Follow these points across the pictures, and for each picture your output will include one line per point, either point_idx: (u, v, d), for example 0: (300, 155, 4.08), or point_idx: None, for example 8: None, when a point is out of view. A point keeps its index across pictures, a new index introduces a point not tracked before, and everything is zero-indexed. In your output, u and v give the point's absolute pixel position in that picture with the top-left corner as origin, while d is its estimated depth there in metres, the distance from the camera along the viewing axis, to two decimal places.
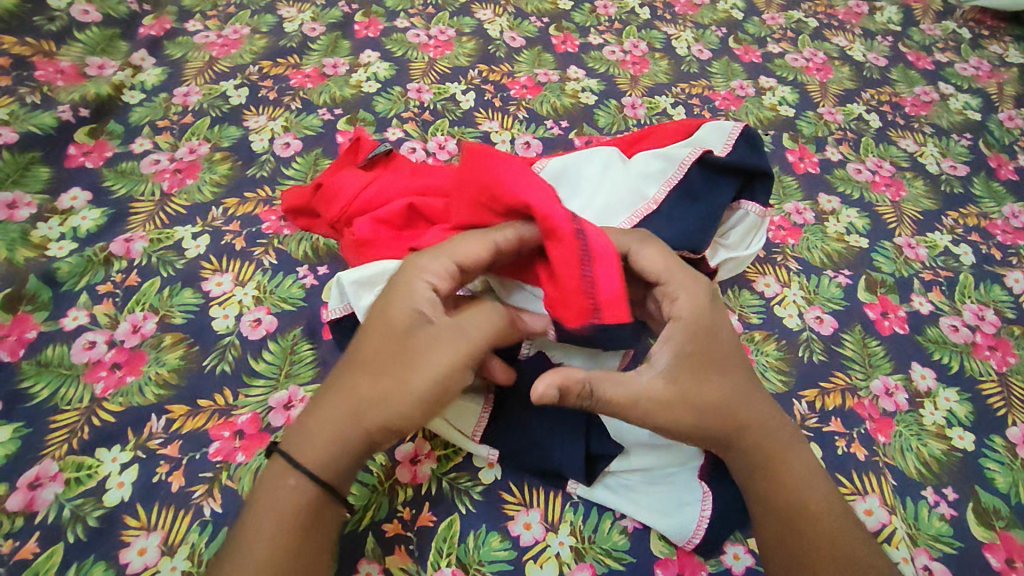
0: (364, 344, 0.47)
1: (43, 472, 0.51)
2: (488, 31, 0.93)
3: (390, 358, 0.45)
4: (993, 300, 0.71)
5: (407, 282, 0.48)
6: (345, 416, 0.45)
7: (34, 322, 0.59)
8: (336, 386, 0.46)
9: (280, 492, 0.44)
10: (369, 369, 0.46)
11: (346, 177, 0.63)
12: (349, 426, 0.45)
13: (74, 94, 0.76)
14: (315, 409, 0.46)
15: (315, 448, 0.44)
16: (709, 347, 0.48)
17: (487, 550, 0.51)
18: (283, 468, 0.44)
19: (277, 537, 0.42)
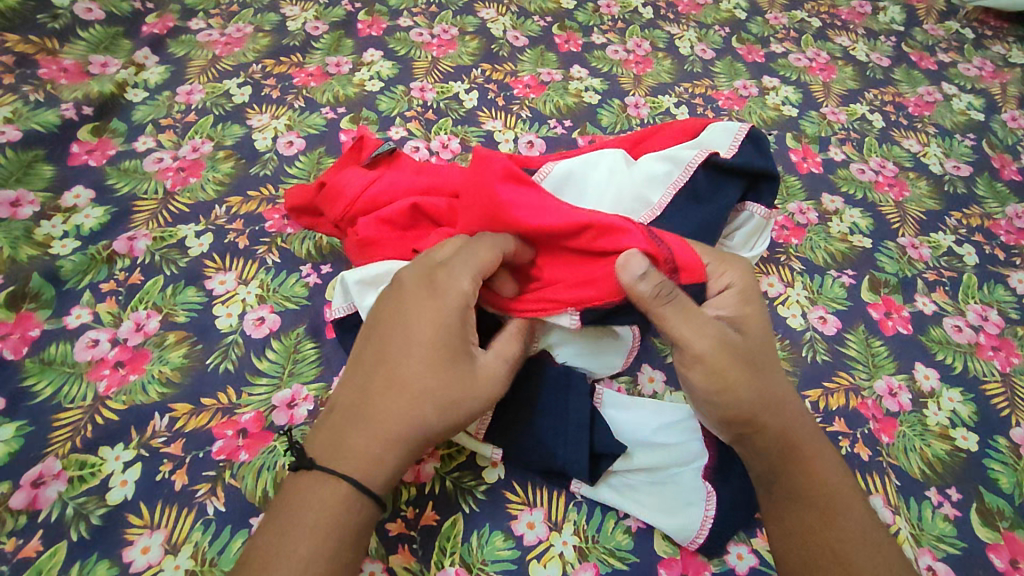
0: (412, 360, 0.46)
1: (46, 469, 0.51)
2: (491, 31, 0.93)
3: (445, 382, 0.46)
4: (996, 301, 0.71)
5: (451, 299, 0.47)
6: (394, 434, 0.45)
7: (37, 320, 0.59)
8: (386, 404, 0.46)
9: (339, 512, 0.44)
10: (423, 389, 0.45)
11: (348, 176, 0.62)
12: (406, 447, 0.46)
13: (78, 92, 0.76)
14: (368, 426, 0.46)
15: (374, 468, 0.45)
16: (751, 329, 0.52)
17: (491, 549, 0.51)
18: (346, 490, 0.44)
19: (332, 558, 0.42)
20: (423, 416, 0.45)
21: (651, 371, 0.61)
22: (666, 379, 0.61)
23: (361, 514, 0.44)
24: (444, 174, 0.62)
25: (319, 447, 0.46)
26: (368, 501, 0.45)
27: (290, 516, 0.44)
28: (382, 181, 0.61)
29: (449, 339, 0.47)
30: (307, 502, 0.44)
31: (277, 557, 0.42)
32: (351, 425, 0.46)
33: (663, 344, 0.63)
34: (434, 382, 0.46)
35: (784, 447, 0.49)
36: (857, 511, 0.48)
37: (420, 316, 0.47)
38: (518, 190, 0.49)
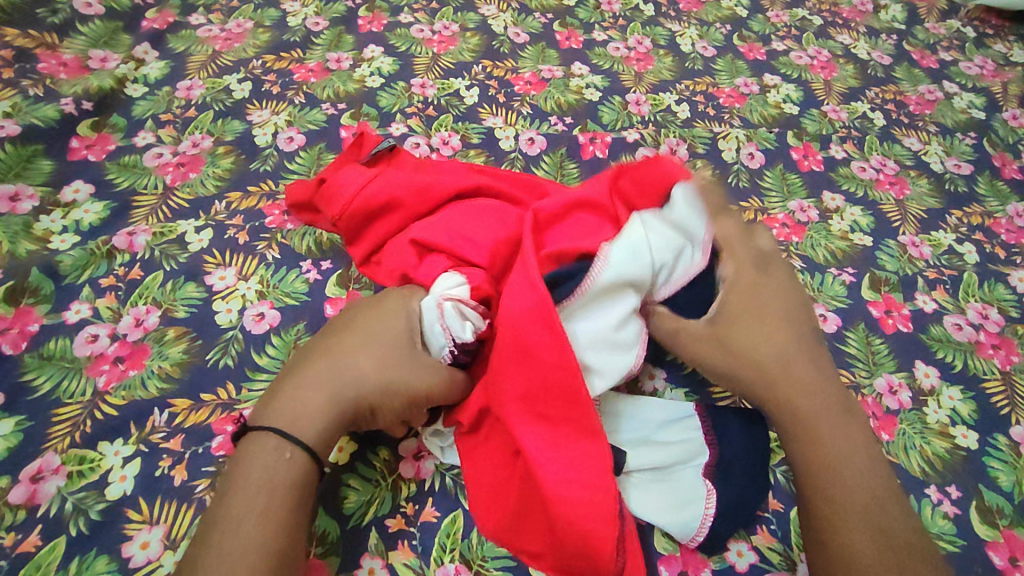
0: (356, 339, 0.50)
1: (45, 464, 0.51)
2: (493, 27, 0.93)
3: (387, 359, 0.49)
4: (996, 299, 0.71)
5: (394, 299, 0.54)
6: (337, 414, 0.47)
7: (36, 315, 0.59)
8: (314, 373, 0.48)
9: (269, 471, 0.44)
10: (368, 359, 0.49)
11: (353, 170, 0.62)
12: (325, 402, 0.47)
13: (77, 87, 0.76)
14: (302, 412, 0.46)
15: (297, 422, 0.46)
16: (743, 307, 0.54)
17: (491, 545, 0.51)
18: (273, 445, 0.45)
19: (263, 517, 0.42)
20: (360, 376, 0.48)
21: (653, 369, 0.61)
22: (667, 377, 0.61)
23: (292, 470, 0.44)
24: (445, 176, 0.62)
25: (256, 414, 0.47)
26: (296, 453, 0.45)
27: (224, 488, 0.43)
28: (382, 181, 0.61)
29: (387, 329, 0.51)
30: (237, 471, 0.44)
31: (212, 524, 0.41)
32: (283, 395, 0.47)
33: None
34: (370, 357, 0.49)
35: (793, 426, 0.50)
36: (869, 497, 0.46)
37: (364, 316, 0.52)
38: (541, 434, 0.49)
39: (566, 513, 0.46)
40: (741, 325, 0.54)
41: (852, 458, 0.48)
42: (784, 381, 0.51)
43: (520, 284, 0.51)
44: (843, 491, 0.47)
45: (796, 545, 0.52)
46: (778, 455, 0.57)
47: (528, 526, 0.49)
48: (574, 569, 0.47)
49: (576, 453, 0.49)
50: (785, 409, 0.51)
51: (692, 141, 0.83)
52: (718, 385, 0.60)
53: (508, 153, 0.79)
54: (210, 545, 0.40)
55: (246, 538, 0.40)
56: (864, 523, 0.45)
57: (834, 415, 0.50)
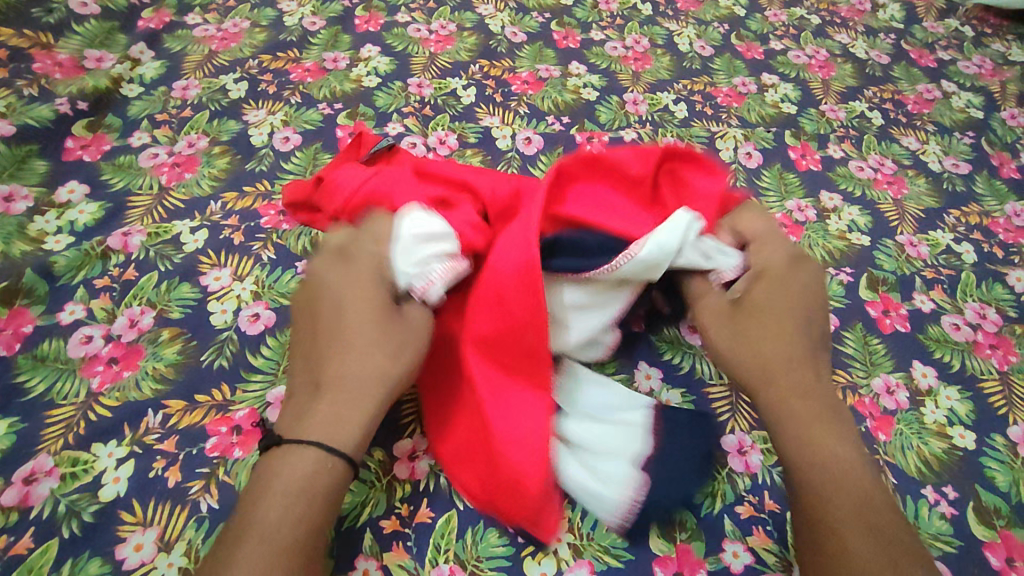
0: (357, 325, 0.50)
1: (38, 466, 0.51)
2: (490, 27, 0.93)
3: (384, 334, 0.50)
4: (994, 299, 0.71)
5: (368, 268, 0.53)
6: (350, 373, 0.48)
7: (30, 316, 0.59)
8: (343, 368, 0.48)
9: (307, 480, 0.43)
10: (372, 342, 0.49)
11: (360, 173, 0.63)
12: (363, 401, 0.47)
13: (72, 87, 0.75)
14: (337, 392, 0.47)
15: (337, 430, 0.46)
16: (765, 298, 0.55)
17: (485, 546, 0.50)
18: (311, 457, 0.44)
19: (299, 524, 0.42)
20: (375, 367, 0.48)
21: (649, 369, 0.61)
22: (663, 377, 0.61)
23: (330, 476, 0.44)
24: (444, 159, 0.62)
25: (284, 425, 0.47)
26: (338, 461, 0.45)
27: (258, 495, 0.43)
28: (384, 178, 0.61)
29: (366, 283, 0.52)
30: (275, 471, 0.43)
31: (244, 531, 0.41)
32: (311, 402, 0.47)
33: (661, 343, 0.63)
34: (372, 339, 0.50)
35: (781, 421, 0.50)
36: (860, 494, 0.46)
37: (352, 293, 0.52)
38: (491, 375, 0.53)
39: (508, 458, 0.50)
40: (758, 315, 0.54)
41: (846, 458, 0.47)
42: (783, 374, 0.51)
43: (513, 241, 0.54)
44: (834, 489, 0.46)
45: (792, 545, 0.52)
46: (774, 455, 0.57)
47: (471, 467, 0.52)
48: (502, 505, 0.50)
49: (514, 400, 0.53)
50: (775, 402, 0.50)
51: (690, 140, 0.83)
52: (714, 386, 0.60)
53: (505, 153, 0.78)
54: (243, 550, 0.40)
55: (285, 546, 0.41)
56: (856, 522, 0.44)
57: (827, 412, 0.50)
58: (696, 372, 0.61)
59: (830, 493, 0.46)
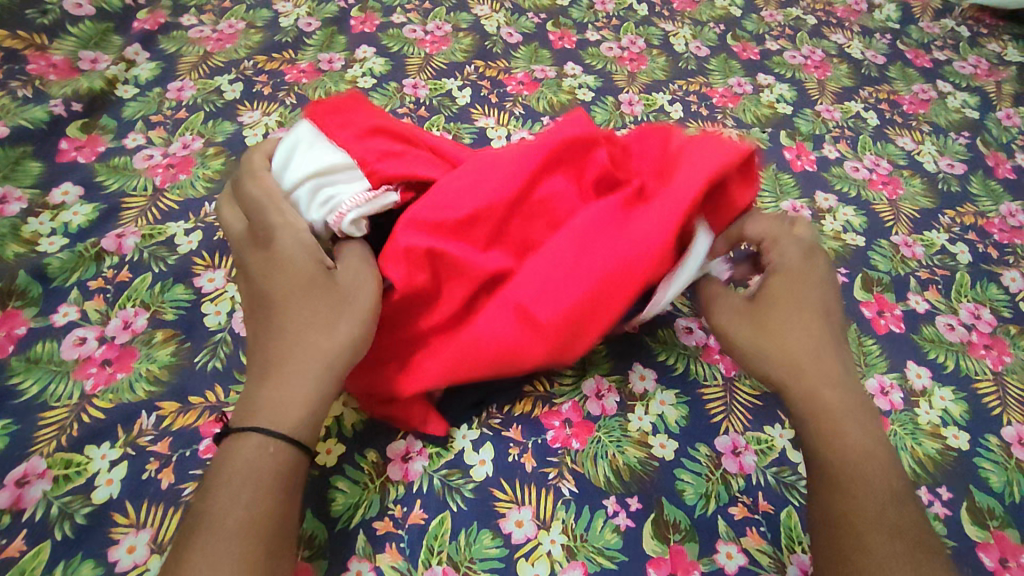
0: (293, 307, 0.48)
1: (31, 468, 0.51)
2: (485, 27, 0.93)
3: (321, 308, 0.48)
4: (989, 299, 0.71)
5: (288, 243, 0.50)
6: (298, 360, 0.46)
7: (23, 318, 0.58)
8: (288, 350, 0.47)
9: (252, 465, 0.43)
10: (310, 322, 0.48)
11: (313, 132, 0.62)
12: (307, 379, 0.46)
13: (67, 88, 0.75)
14: (282, 382, 0.46)
15: (287, 411, 0.45)
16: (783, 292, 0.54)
17: (478, 547, 0.50)
18: (253, 443, 0.43)
19: (247, 510, 0.41)
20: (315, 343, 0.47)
21: (643, 370, 0.61)
22: (657, 378, 0.61)
23: (276, 459, 0.43)
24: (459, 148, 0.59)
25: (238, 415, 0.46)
26: (281, 443, 0.44)
27: (209, 485, 0.42)
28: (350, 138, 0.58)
29: (297, 258, 0.49)
30: (224, 463, 0.43)
31: (199, 522, 0.41)
32: (251, 387, 0.47)
33: (655, 344, 0.63)
34: (314, 314, 0.48)
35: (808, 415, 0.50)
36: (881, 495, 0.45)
37: (279, 276, 0.49)
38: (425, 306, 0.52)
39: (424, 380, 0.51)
40: (779, 308, 0.53)
41: (874, 459, 0.47)
42: (813, 370, 0.50)
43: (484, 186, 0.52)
44: (857, 487, 0.46)
45: (787, 547, 0.52)
46: (768, 456, 0.56)
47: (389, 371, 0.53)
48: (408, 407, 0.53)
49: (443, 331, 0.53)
50: (802, 394, 0.50)
51: None
52: (708, 387, 0.60)
53: None
54: (198, 540, 0.40)
55: (234, 531, 0.40)
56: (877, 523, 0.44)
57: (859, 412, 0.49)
58: (691, 373, 0.61)
59: (854, 489, 0.46)
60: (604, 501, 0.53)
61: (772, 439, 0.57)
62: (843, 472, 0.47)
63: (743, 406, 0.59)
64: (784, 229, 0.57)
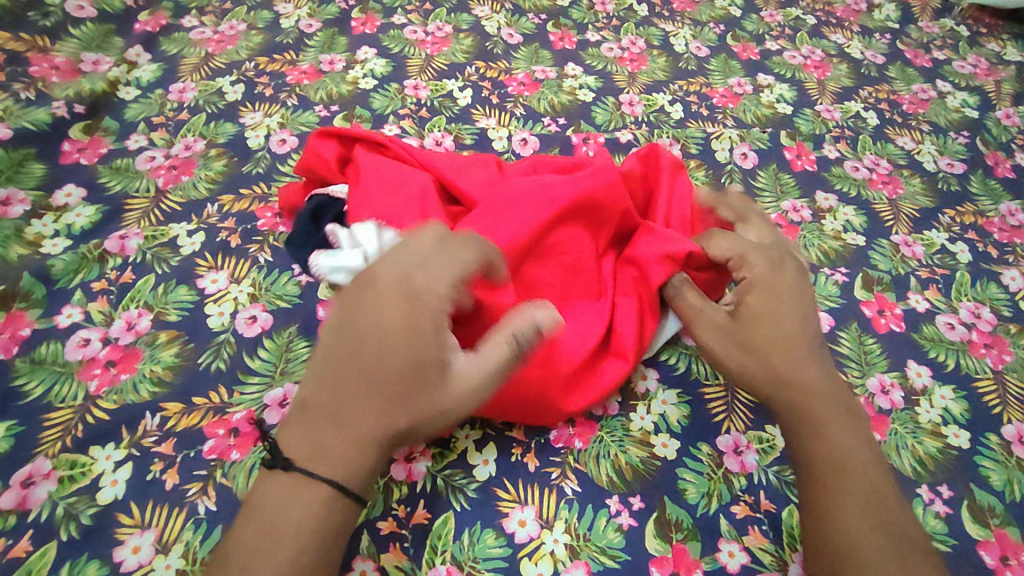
0: (400, 369, 0.44)
1: (37, 469, 0.51)
2: (486, 28, 0.93)
3: (426, 391, 0.45)
4: (989, 298, 0.71)
5: (426, 323, 0.45)
6: (371, 431, 0.44)
7: (27, 320, 0.59)
8: (367, 419, 0.44)
9: (324, 520, 0.43)
10: (402, 401, 0.44)
11: (314, 146, 0.64)
12: (377, 451, 0.45)
13: (69, 90, 0.76)
14: (347, 436, 0.44)
15: (347, 470, 0.43)
16: (760, 309, 0.53)
17: (482, 547, 0.51)
18: (323, 496, 0.43)
19: (294, 563, 0.41)
20: (399, 423, 0.44)
21: (645, 369, 0.61)
22: (659, 378, 0.61)
23: (340, 515, 0.43)
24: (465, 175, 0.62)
25: (294, 448, 0.44)
26: (346, 504, 0.44)
27: (264, 524, 0.42)
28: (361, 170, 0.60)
29: (423, 341, 0.45)
30: (284, 511, 0.42)
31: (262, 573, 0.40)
32: (314, 414, 0.44)
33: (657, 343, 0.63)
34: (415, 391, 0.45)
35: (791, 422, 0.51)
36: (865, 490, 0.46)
37: (395, 342, 0.44)
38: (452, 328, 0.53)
39: None
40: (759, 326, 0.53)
41: (857, 457, 0.48)
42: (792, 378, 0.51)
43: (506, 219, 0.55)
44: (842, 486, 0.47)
45: (788, 545, 0.52)
46: (770, 455, 0.57)
47: None
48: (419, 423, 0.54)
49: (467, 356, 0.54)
50: (786, 404, 0.51)
51: (685, 141, 0.83)
52: (709, 386, 0.61)
53: (501, 154, 0.79)
54: None
55: None
56: (864, 521, 0.45)
57: (839, 411, 0.50)
58: (693, 372, 0.61)
59: (841, 491, 0.47)
60: (606, 500, 0.53)
61: (773, 438, 0.58)
62: (829, 474, 0.47)
63: (744, 405, 0.60)
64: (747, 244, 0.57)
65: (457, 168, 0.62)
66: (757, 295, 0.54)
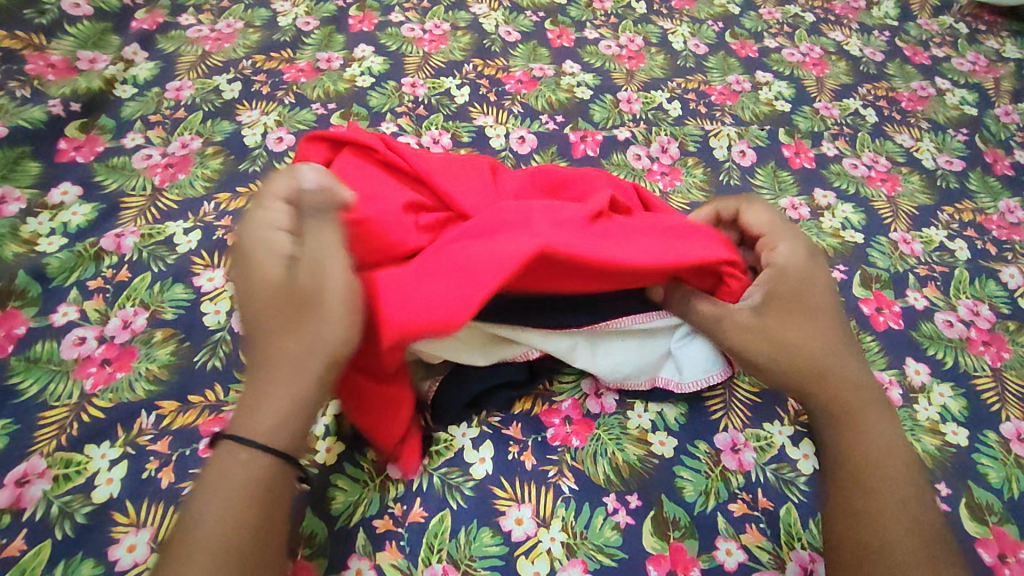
0: (259, 307, 0.44)
1: (31, 468, 0.51)
2: (484, 26, 0.93)
3: (288, 303, 0.43)
4: (987, 295, 0.71)
5: (263, 270, 0.44)
6: (271, 387, 0.43)
7: (23, 318, 0.59)
8: (269, 369, 0.43)
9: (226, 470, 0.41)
10: (288, 341, 0.43)
11: (303, 151, 0.60)
12: (295, 387, 0.43)
13: (65, 88, 0.75)
14: (253, 396, 0.43)
15: (268, 424, 0.43)
16: (784, 303, 0.53)
17: (479, 545, 0.50)
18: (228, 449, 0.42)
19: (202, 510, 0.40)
20: (291, 348, 0.43)
21: None
22: None
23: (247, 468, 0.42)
24: (460, 182, 0.57)
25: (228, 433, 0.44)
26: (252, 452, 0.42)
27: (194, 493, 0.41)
28: (344, 181, 0.56)
29: (266, 276, 0.44)
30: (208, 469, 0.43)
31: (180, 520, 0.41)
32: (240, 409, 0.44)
33: None
34: (279, 316, 0.43)
35: (830, 415, 0.51)
36: (903, 489, 0.47)
37: (250, 298, 0.44)
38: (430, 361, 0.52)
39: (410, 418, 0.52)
40: (790, 318, 0.52)
41: (896, 455, 0.49)
42: (833, 372, 0.51)
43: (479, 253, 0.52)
44: (879, 481, 0.47)
45: (786, 543, 0.52)
46: (767, 453, 0.57)
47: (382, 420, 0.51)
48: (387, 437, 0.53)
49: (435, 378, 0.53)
50: (824, 396, 0.51)
51: (684, 139, 0.83)
52: (708, 384, 0.60)
53: (498, 152, 0.79)
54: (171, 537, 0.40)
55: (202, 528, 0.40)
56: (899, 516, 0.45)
57: (880, 409, 0.51)
58: None
59: (876, 484, 0.47)
60: (604, 498, 0.53)
61: (771, 436, 0.58)
62: (863, 467, 0.48)
63: (742, 403, 0.59)
64: (779, 227, 0.56)
65: (451, 173, 0.57)
66: (784, 284, 0.53)
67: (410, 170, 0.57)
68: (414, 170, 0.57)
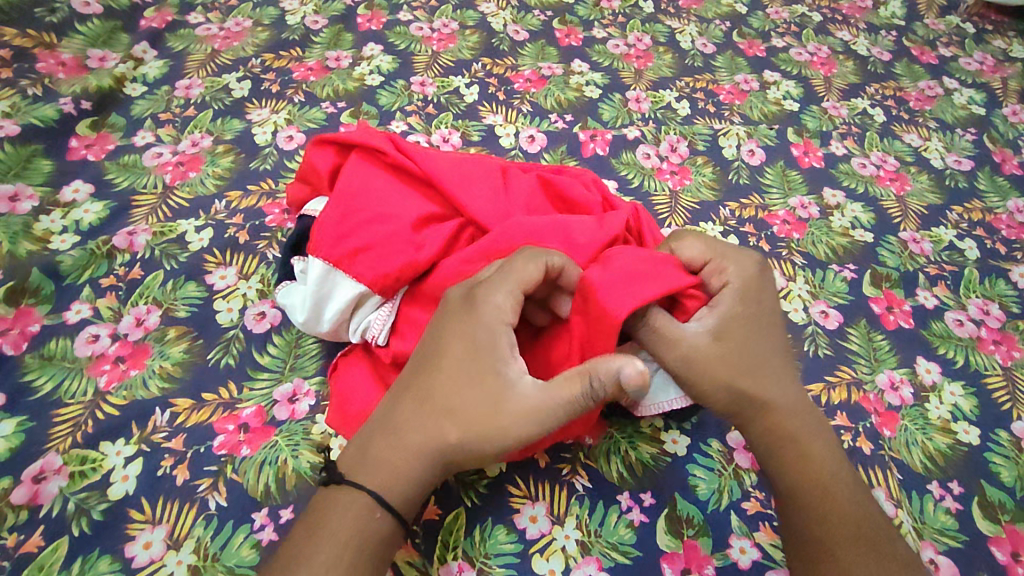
0: (450, 373, 0.46)
1: (48, 464, 0.51)
2: (492, 25, 0.93)
3: (479, 394, 0.45)
4: (997, 295, 0.71)
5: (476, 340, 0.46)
6: (412, 446, 0.45)
7: (37, 315, 0.59)
8: (417, 424, 0.46)
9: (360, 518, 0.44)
10: (449, 413, 0.45)
11: (311, 156, 0.60)
12: (429, 466, 0.45)
13: (76, 86, 0.75)
14: (395, 439, 0.46)
15: (394, 478, 0.45)
16: (737, 335, 0.50)
17: (494, 543, 0.51)
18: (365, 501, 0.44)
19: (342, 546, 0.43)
20: (450, 437, 0.45)
21: None
22: None
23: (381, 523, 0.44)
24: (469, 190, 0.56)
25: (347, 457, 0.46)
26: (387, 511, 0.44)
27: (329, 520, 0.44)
28: (353, 185, 0.55)
29: (476, 358, 0.46)
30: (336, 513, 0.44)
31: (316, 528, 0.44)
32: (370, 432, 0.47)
33: None
34: (464, 406, 0.45)
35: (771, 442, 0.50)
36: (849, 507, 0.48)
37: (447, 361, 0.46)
38: None
39: None
40: (743, 348, 0.49)
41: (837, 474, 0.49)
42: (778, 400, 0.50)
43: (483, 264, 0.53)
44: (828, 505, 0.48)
45: None
46: None
47: None
48: None
49: None
50: (767, 426, 0.49)
51: (692, 138, 0.83)
52: None
53: (508, 151, 0.79)
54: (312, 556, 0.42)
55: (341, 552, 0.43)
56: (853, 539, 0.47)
57: (815, 423, 0.51)
58: None
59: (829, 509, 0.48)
60: (618, 496, 0.53)
61: None
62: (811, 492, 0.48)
63: None
64: (720, 251, 0.53)
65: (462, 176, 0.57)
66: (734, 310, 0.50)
67: (419, 172, 0.56)
68: (423, 173, 0.56)
